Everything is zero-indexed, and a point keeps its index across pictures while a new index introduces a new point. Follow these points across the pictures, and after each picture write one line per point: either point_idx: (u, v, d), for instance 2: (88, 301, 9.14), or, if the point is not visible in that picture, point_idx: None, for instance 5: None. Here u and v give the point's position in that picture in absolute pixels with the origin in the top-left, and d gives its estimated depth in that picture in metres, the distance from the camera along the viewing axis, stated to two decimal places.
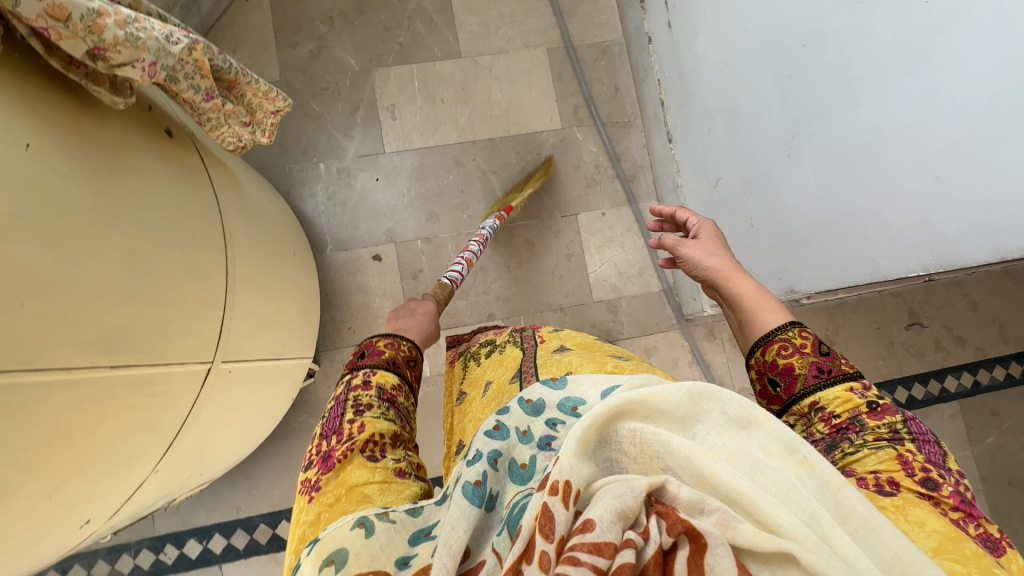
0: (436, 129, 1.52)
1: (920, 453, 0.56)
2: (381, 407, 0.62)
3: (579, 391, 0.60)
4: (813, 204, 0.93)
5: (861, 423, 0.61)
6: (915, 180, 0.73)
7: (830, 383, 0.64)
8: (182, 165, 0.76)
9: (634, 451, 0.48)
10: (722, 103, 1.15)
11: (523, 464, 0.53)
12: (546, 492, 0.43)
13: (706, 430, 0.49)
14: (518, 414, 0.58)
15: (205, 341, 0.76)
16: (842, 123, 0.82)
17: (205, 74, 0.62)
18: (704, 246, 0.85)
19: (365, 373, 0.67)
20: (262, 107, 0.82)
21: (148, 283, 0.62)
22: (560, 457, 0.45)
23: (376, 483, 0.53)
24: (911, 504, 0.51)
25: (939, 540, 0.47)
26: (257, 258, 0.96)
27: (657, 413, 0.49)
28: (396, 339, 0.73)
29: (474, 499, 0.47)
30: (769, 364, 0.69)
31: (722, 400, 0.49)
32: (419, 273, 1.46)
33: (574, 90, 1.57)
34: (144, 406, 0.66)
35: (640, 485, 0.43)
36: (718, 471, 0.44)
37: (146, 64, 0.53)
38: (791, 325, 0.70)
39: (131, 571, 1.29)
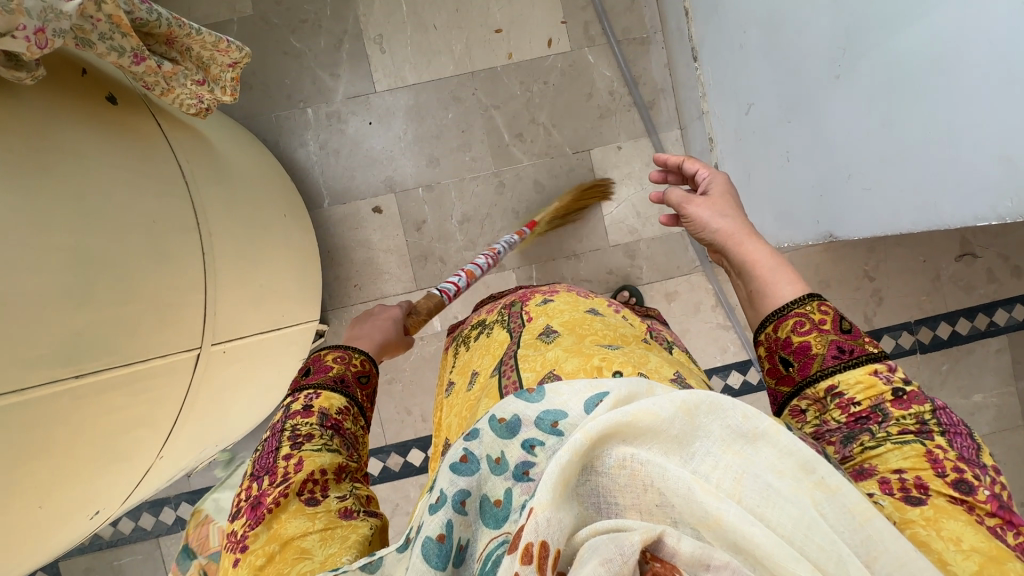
0: (430, 61, 1.36)
1: (952, 449, 0.51)
2: (323, 437, 0.67)
3: (558, 402, 0.46)
4: (863, 136, 0.79)
5: (884, 412, 0.55)
6: (992, 105, 0.59)
7: (851, 365, 0.57)
8: (135, 136, 0.68)
9: (625, 483, 0.41)
10: (757, 12, 0.97)
11: (496, 501, 0.44)
12: (518, 562, 0.36)
13: (706, 447, 0.40)
14: (490, 439, 0.46)
15: (192, 327, 0.72)
16: (910, 35, 0.67)
17: (126, 31, 0.53)
18: (714, 205, 0.75)
19: (309, 397, 0.72)
20: (217, 60, 0.72)
21: (106, 282, 0.57)
22: (534, 510, 0.37)
23: (316, 533, 0.56)
24: (943, 516, 0.47)
25: (979, 561, 0.43)
26: (242, 228, 0.90)
27: (647, 433, 0.40)
28: (347, 352, 0.79)
29: (435, 559, 0.40)
30: (781, 342, 0.62)
31: (725, 411, 0.40)
32: (422, 224, 1.37)
33: (585, 3, 1.37)
34: (129, 403, 0.63)
35: (630, 543, 0.36)
36: (724, 514, 0.38)
37: (30, 31, 0.44)
38: (808, 298, 0.62)
39: (175, 521, 1.38)
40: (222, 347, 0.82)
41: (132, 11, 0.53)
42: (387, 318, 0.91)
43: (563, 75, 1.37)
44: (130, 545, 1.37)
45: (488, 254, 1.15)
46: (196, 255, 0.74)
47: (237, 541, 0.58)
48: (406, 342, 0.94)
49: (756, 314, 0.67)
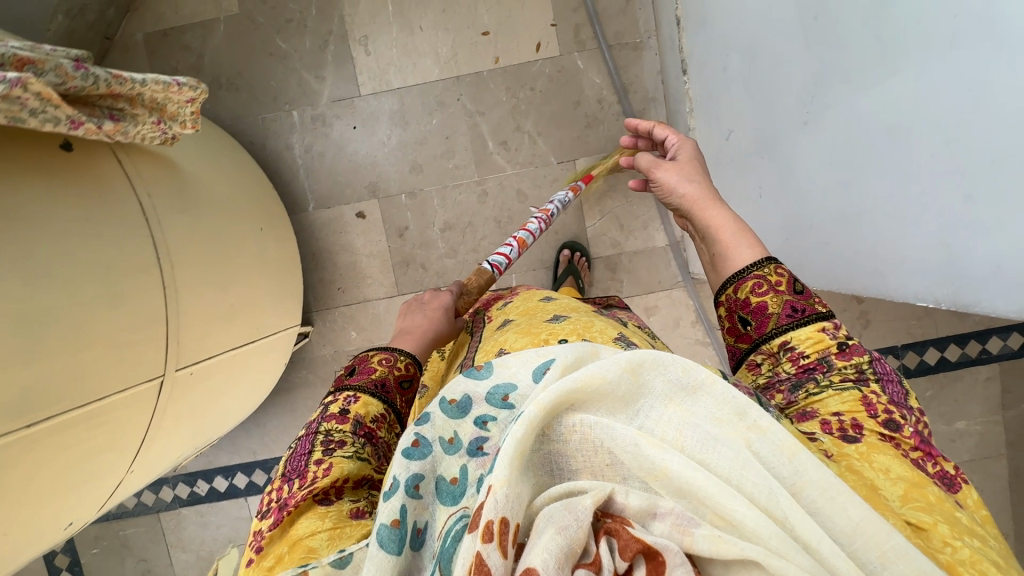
0: (415, 64, 1.34)
1: (884, 394, 0.54)
2: (355, 444, 0.62)
3: (507, 375, 0.52)
4: (826, 187, 0.76)
5: (829, 363, 0.57)
6: (936, 193, 0.58)
7: (802, 323, 0.59)
8: (92, 180, 0.71)
9: (576, 447, 0.43)
10: (739, 38, 0.93)
11: (452, 478, 0.47)
12: (479, 540, 0.36)
13: (650, 404, 0.43)
14: (440, 422, 0.49)
15: (151, 360, 0.77)
16: (869, 95, 0.64)
17: (59, 103, 0.54)
18: (683, 169, 0.77)
19: (348, 400, 0.67)
20: (174, 101, 0.73)
21: (55, 334, 0.61)
22: (493, 487, 0.38)
23: (325, 531, 0.52)
24: (875, 450, 0.49)
25: (904, 487, 0.46)
26: (211, 253, 0.92)
27: (595, 396, 0.43)
28: (392, 356, 0.74)
29: (391, 545, 0.42)
30: (740, 302, 0.64)
31: (664, 365, 0.44)
32: (404, 231, 1.39)
33: (576, 5, 1.31)
34: (87, 436, 0.69)
35: (583, 508, 0.38)
36: (670, 464, 0.40)
37: None
38: (765, 260, 0.63)
39: (173, 499, 1.48)
40: (188, 369, 0.86)
41: (65, 81, 0.55)
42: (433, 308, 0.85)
43: (551, 81, 1.34)
44: (133, 517, 1.49)
45: (540, 217, 1.08)
46: (155, 293, 0.77)
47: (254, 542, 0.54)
48: (460, 324, 0.87)
49: (720, 277, 0.68)
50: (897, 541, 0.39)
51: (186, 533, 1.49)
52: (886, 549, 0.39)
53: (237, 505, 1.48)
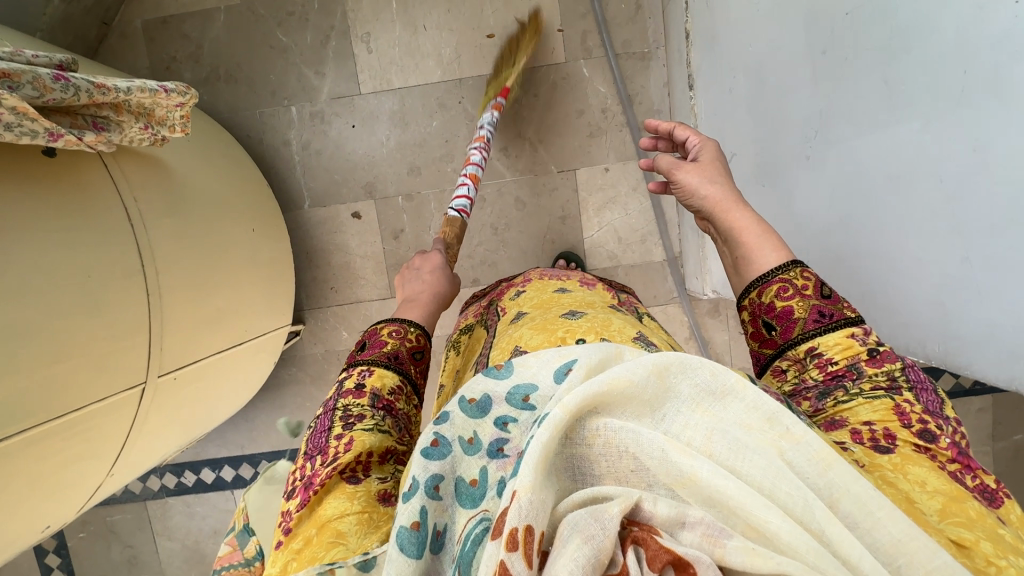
0: (417, 64, 1.31)
1: (918, 403, 0.50)
2: (375, 417, 0.53)
3: (528, 376, 0.48)
4: (824, 225, 0.75)
5: (859, 370, 0.53)
6: (925, 250, 0.58)
7: (831, 328, 0.55)
8: (75, 187, 0.70)
9: (601, 452, 0.39)
10: (746, 61, 0.91)
11: (472, 480, 0.43)
12: (502, 548, 0.33)
13: (676, 408, 0.40)
14: (461, 420, 0.46)
15: (132, 369, 0.76)
16: (870, 141, 0.63)
17: (36, 116, 0.53)
18: (704, 170, 0.68)
19: (361, 374, 0.58)
20: (162, 105, 0.71)
21: (31, 348, 0.60)
22: (517, 493, 0.35)
23: (354, 515, 0.45)
24: (908, 462, 0.45)
25: (943, 501, 0.42)
26: (201, 258, 0.91)
27: (620, 400, 0.39)
28: (402, 326, 0.63)
29: (412, 548, 0.39)
30: (764, 306, 0.59)
31: (692, 368, 0.40)
32: (400, 233, 1.37)
33: (585, 11, 1.28)
34: (65, 445, 0.68)
35: (611, 516, 0.35)
36: (699, 471, 0.36)
37: None
38: (791, 264, 0.58)
39: (159, 488, 1.49)
40: (172, 374, 0.86)
41: (42, 94, 0.54)
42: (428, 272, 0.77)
43: (555, 88, 1.31)
44: (120, 504, 1.50)
45: (482, 146, 1.06)
46: (139, 300, 0.76)
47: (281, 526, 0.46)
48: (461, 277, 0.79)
49: (740, 282, 0.63)
50: (943, 559, 0.35)
51: (172, 523, 1.50)
52: (930, 568, 0.35)
53: (223, 497, 1.49)
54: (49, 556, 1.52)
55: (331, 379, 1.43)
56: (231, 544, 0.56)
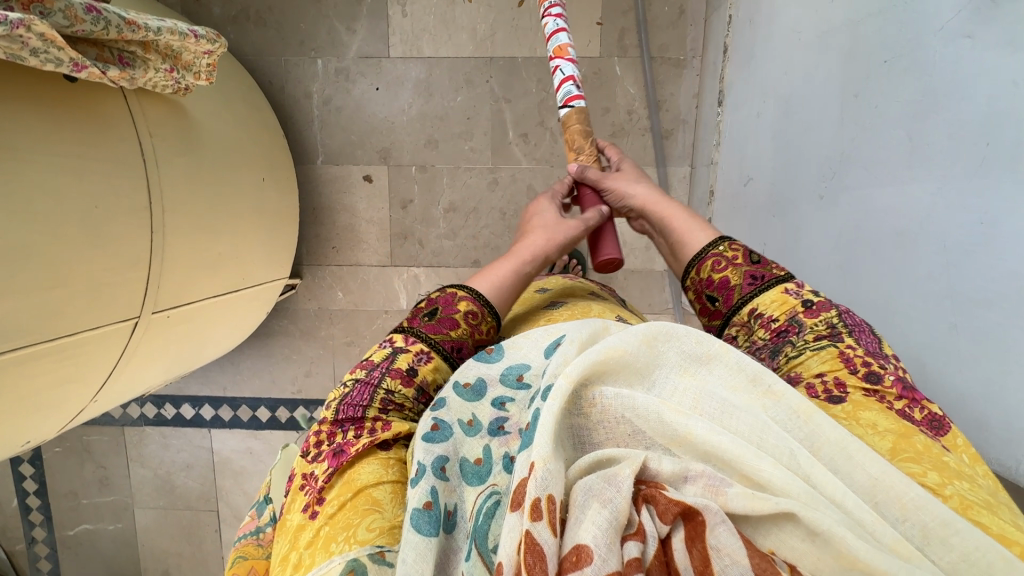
0: (450, 36, 1.29)
1: (860, 346, 0.51)
2: (415, 411, 0.53)
3: (519, 356, 0.53)
4: (826, 266, 0.76)
5: (800, 323, 0.56)
6: (917, 310, 0.60)
7: (764, 289, 0.59)
8: (96, 118, 0.69)
9: (598, 420, 0.41)
10: (779, 87, 0.90)
11: (476, 459, 0.45)
12: (527, 518, 0.34)
13: (665, 375, 0.43)
14: (458, 405, 0.48)
15: (127, 303, 0.77)
16: (886, 191, 0.63)
17: (62, 45, 0.53)
18: (627, 176, 0.72)
19: (417, 355, 0.56)
20: (189, 50, 0.71)
21: (32, 270, 0.61)
22: (536, 465, 0.36)
23: (389, 484, 0.46)
24: (861, 407, 0.46)
25: (893, 439, 0.43)
26: (206, 201, 0.91)
27: (616, 369, 0.42)
28: (483, 313, 0.60)
29: (427, 527, 0.39)
30: (703, 282, 0.62)
31: (678, 337, 0.44)
32: (409, 203, 1.37)
33: (627, 7, 1.26)
34: (53, 368, 0.70)
35: (624, 479, 0.36)
36: (694, 428, 0.38)
37: None
38: (720, 239, 0.63)
39: (139, 416, 1.52)
40: (165, 313, 0.87)
41: (73, 24, 0.54)
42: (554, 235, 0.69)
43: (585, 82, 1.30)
44: (97, 426, 1.53)
45: None
46: (141, 236, 0.77)
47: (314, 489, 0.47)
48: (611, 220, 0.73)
49: (679, 266, 0.67)
50: (916, 491, 0.36)
51: (147, 451, 1.54)
52: (906, 500, 0.36)
53: (200, 434, 1.52)
54: (23, 465, 1.55)
55: (319, 336, 1.44)
56: (252, 515, 0.56)
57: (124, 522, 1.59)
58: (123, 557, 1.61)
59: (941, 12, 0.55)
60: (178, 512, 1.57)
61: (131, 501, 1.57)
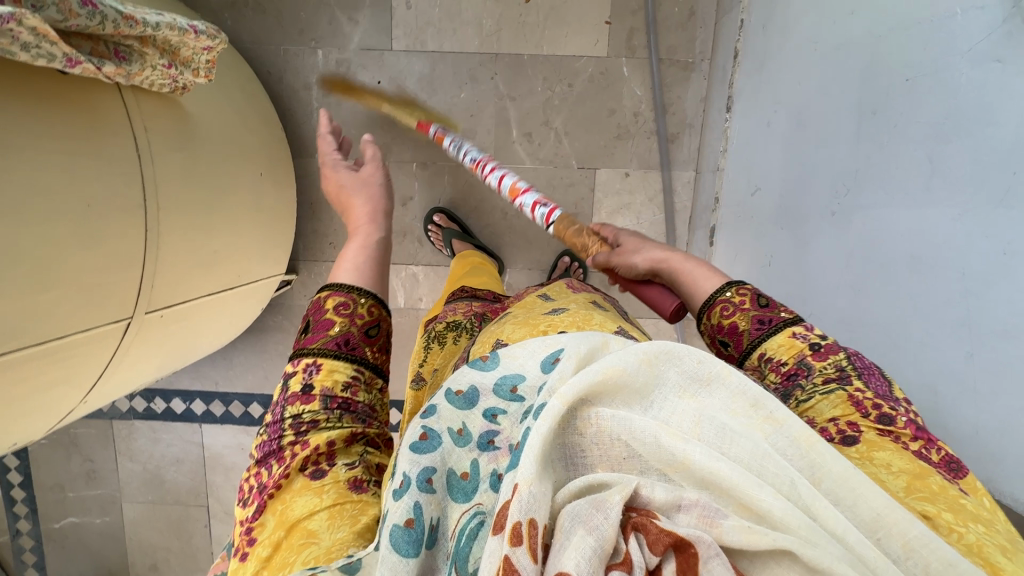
0: (455, 30, 1.26)
1: (869, 389, 0.51)
2: (331, 418, 0.54)
3: (515, 367, 0.51)
4: (836, 286, 0.75)
5: (809, 366, 0.55)
6: (934, 337, 0.59)
7: (772, 333, 0.58)
8: (86, 111, 0.66)
9: (593, 441, 0.40)
10: (791, 98, 0.89)
11: (463, 474, 0.44)
12: (507, 543, 0.33)
13: (664, 395, 0.41)
14: (449, 412, 0.47)
15: (118, 304, 0.74)
16: (898, 212, 0.62)
17: (56, 41, 0.50)
18: (631, 249, 0.74)
19: (308, 370, 0.57)
20: (188, 46, 0.69)
21: (24, 272, 0.59)
22: (519, 485, 0.35)
23: (324, 511, 0.47)
24: (874, 448, 0.46)
25: (907, 479, 0.43)
26: (201, 198, 0.88)
27: (612, 389, 0.41)
28: (351, 300, 0.62)
29: (406, 548, 0.38)
30: (714, 327, 0.63)
31: (680, 357, 0.42)
32: (409, 200, 1.35)
33: (636, 7, 1.24)
34: (43, 372, 0.67)
35: (613, 505, 0.35)
36: (691, 453, 0.37)
37: None
38: (727, 284, 0.63)
39: (128, 410, 1.49)
40: (159, 312, 0.85)
41: (67, 19, 0.51)
42: (369, 187, 0.88)
43: (591, 82, 1.28)
44: (85, 418, 1.50)
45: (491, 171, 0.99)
46: (134, 235, 0.74)
47: (246, 536, 0.48)
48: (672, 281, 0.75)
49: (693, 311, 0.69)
50: (920, 529, 0.35)
51: (136, 445, 1.52)
52: (909, 538, 0.35)
53: (191, 430, 1.49)
54: (7, 457, 1.52)
55: None
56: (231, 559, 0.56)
57: (112, 516, 1.56)
58: (111, 550, 1.59)
59: (970, 33, 0.54)
60: (167, 506, 1.55)
61: (119, 494, 1.55)
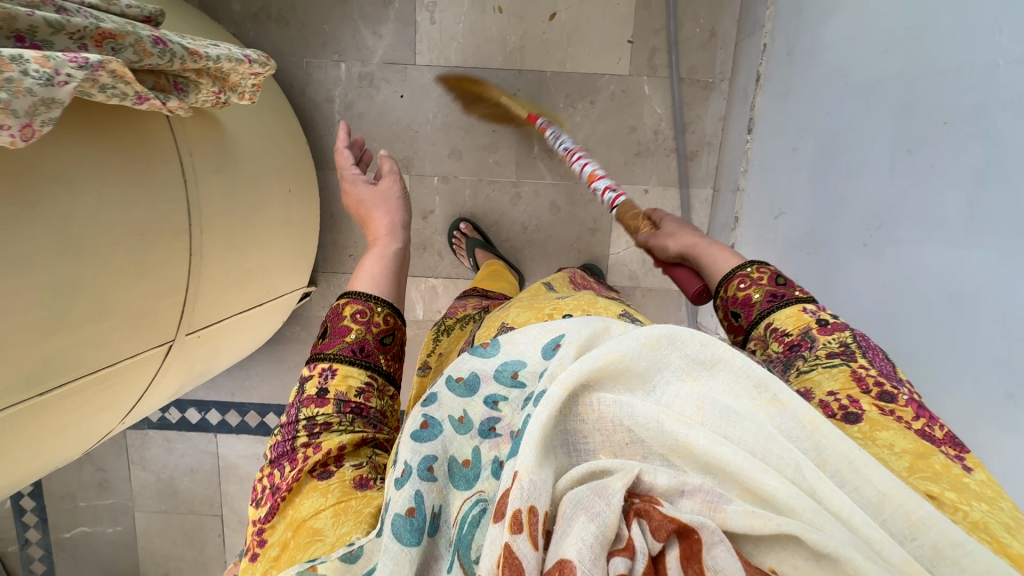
0: (479, 46, 1.27)
1: (872, 367, 0.55)
2: (344, 422, 0.55)
3: (515, 352, 0.53)
4: (865, 316, 0.78)
5: (812, 338, 0.60)
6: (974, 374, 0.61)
7: (783, 306, 0.63)
8: (152, 152, 0.67)
9: (596, 426, 0.42)
10: (818, 127, 0.91)
11: (465, 461, 0.46)
12: (507, 531, 0.35)
13: (667, 379, 0.44)
14: (449, 400, 0.50)
15: (162, 329, 0.74)
16: (936, 254, 0.66)
17: (131, 81, 0.50)
18: (667, 233, 0.79)
19: (324, 374, 0.58)
20: (238, 72, 0.69)
21: (85, 304, 0.59)
22: (519, 472, 0.37)
23: (329, 509, 0.48)
24: (877, 427, 0.49)
25: (910, 459, 0.45)
26: (236, 220, 0.88)
27: (615, 374, 0.43)
28: (369, 306, 0.63)
29: (408, 536, 0.40)
30: (729, 299, 0.68)
31: (682, 341, 0.44)
32: (429, 214, 1.36)
33: (658, 27, 1.26)
34: (91, 399, 0.67)
35: (613, 491, 0.37)
36: (694, 438, 0.38)
37: (15, 130, 0.41)
38: (749, 262, 0.68)
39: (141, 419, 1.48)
40: (196, 333, 0.85)
41: (142, 59, 0.52)
42: (388, 202, 0.85)
43: (613, 100, 1.29)
44: None
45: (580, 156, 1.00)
46: (180, 261, 0.74)
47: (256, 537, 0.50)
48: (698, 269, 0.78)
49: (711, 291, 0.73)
50: (926, 510, 0.36)
51: (149, 454, 1.51)
52: (915, 518, 0.36)
53: (206, 439, 1.49)
54: None
55: None
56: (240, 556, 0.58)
57: (123, 525, 1.55)
58: (122, 559, 1.58)
59: (1012, 85, 0.57)
60: (180, 516, 1.54)
61: (131, 504, 1.54)
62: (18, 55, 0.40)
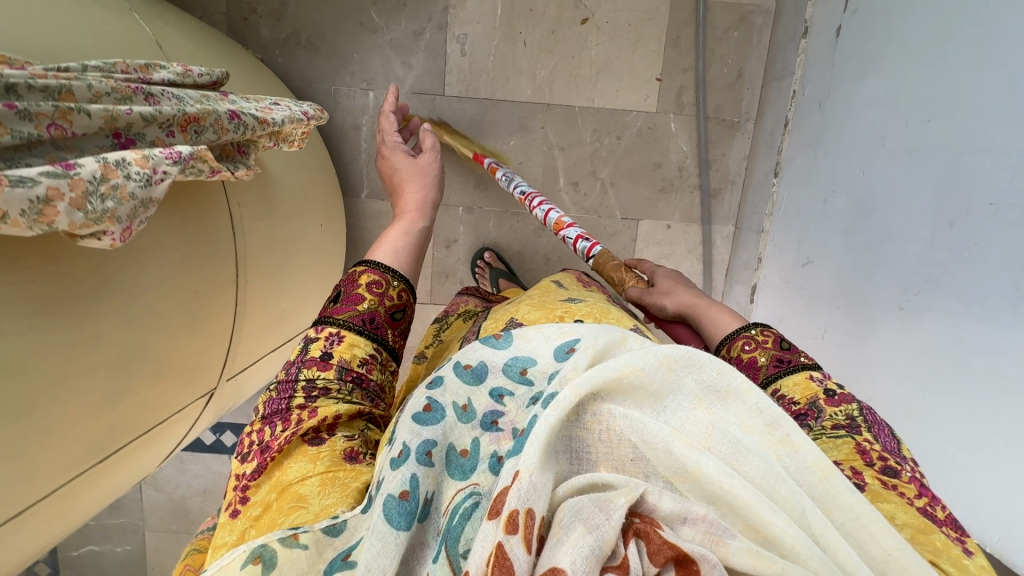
0: (509, 79, 1.27)
1: (878, 442, 0.52)
2: (342, 391, 0.55)
3: (527, 350, 0.51)
4: (894, 378, 0.81)
5: (819, 409, 0.57)
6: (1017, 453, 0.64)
7: (790, 372, 0.61)
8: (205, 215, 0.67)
9: (601, 437, 0.41)
10: (851, 182, 0.93)
11: (462, 451, 0.45)
12: (501, 530, 0.35)
13: (678, 402, 0.43)
14: (455, 387, 0.49)
15: (206, 378, 0.74)
16: (981, 330, 0.68)
17: (208, 161, 0.54)
18: (662, 289, 0.79)
19: (330, 339, 0.58)
20: (289, 123, 0.67)
21: (145, 370, 0.59)
22: (520, 472, 0.37)
23: (315, 477, 0.47)
24: (879, 498, 0.47)
25: (911, 532, 0.44)
26: (274, 262, 0.87)
27: (627, 388, 0.42)
28: (385, 279, 0.63)
29: (398, 520, 0.40)
30: (731, 360, 0.66)
31: (700, 364, 0.43)
32: (453, 243, 1.36)
33: (687, 65, 1.26)
34: (143, 454, 0.67)
35: (616, 507, 0.37)
36: (704, 466, 0.38)
37: (115, 233, 0.46)
38: (754, 324, 0.66)
39: None
40: (234, 377, 0.84)
41: (219, 136, 0.57)
42: (420, 177, 0.82)
43: (639, 136, 1.30)
44: None
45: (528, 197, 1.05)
46: (227, 312, 0.74)
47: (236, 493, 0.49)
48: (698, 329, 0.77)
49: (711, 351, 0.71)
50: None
51: (161, 475, 1.50)
52: None
53: (220, 460, 1.49)
54: None
55: None
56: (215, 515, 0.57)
57: (132, 544, 1.54)
58: None
59: None
60: (191, 536, 1.54)
61: (141, 524, 1.53)
62: (123, 159, 0.45)
